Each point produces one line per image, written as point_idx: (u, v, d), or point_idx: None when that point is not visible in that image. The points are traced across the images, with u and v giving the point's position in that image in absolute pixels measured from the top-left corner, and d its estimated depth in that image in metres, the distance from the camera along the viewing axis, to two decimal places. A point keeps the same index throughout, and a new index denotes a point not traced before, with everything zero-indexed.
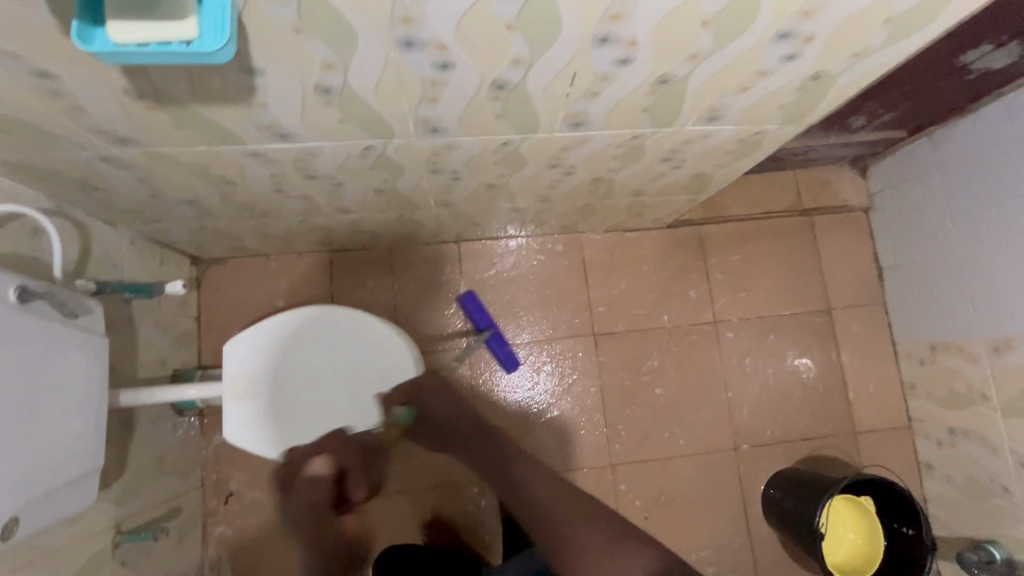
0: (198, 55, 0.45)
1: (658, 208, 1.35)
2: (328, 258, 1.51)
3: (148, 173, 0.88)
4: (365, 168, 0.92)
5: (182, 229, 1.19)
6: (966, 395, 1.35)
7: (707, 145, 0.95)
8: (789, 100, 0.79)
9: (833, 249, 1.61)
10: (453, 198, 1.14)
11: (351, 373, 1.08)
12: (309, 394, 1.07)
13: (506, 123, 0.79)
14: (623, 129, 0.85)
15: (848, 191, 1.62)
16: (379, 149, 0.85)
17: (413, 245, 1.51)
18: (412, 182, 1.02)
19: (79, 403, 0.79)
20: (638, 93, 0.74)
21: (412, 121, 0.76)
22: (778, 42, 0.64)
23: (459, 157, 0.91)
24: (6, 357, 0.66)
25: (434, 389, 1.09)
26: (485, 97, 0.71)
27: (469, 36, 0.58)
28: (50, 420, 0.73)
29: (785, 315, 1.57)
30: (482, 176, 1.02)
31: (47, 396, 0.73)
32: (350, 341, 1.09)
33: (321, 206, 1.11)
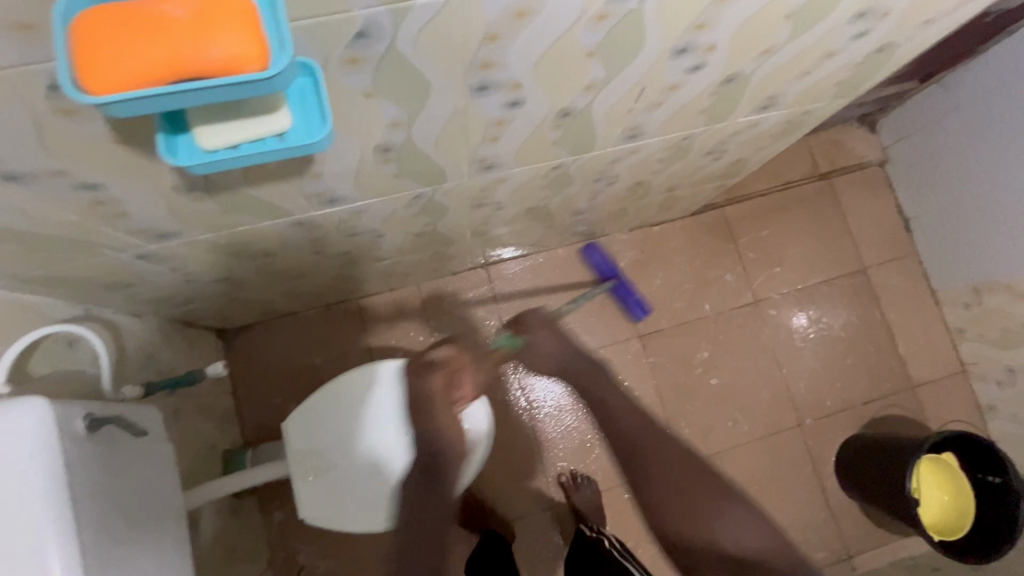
0: (293, 150, 0.41)
1: (689, 199, 1.32)
2: (357, 306, 1.44)
3: (184, 260, 0.82)
4: (411, 214, 0.87)
5: (211, 305, 1.13)
6: (1020, 332, 1.35)
7: (754, 132, 0.92)
8: (848, 75, 0.75)
9: (857, 209, 1.60)
10: (491, 227, 1.10)
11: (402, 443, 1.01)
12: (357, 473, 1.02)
13: (562, 148, 0.75)
14: (676, 133, 0.81)
15: (861, 149, 1.62)
16: (429, 195, 0.81)
17: (443, 277, 1.45)
18: (455, 219, 0.97)
19: (164, 520, 0.74)
20: (702, 97, 0.70)
21: (468, 163, 0.71)
22: (855, 22, 0.61)
23: (507, 188, 0.87)
24: (88, 496, 0.60)
25: (545, 327, 1.04)
26: (548, 126, 0.67)
27: (547, 69, 0.54)
28: (143, 546, 0.68)
29: (822, 283, 1.55)
30: (525, 201, 0.98)
31: (133, 525, 0.67)
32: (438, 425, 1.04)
33: (357, 258, 1.06)
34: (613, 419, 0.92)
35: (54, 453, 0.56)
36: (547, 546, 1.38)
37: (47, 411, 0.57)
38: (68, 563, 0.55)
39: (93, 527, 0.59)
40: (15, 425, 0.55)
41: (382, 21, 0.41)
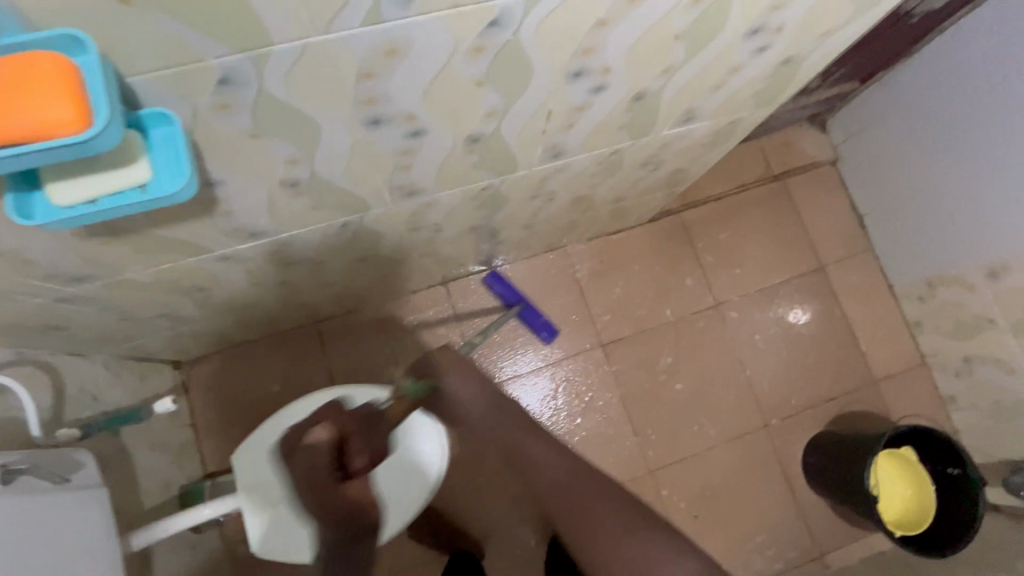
0: (157, 202, 0.41)
1: (639, 208, 1.33)
2: (317, 330, 1.44)
3: (112, 300, 0.81)
4: (345, 241, 0.87)
5: (159, 340, 1.12)
6: (973, 322, 1.36)
7: (685, 143, 0.93)
8: (762, 86, 0.76)
9: (812, 207, 1.62)
10: (437, 247, 1.10)
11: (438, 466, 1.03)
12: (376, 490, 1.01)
13: (483, 171, 0.75)
14: (600, 149, 0.82)
15: (813, 149, 1.64)
16: (357, 223, 0.80)
17: (402, 297, 1.45)
18: (395, 243, 0.97)
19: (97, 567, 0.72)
20: (615, 115, 0.71)
21: (387, 190, 0.72)
22: (750, 38, 0.62)
23: (440, 210, 0.87)
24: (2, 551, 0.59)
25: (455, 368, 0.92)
26: (460, 152, 0.67)
27: (439, 99, 0.54)
28: None
29: (781, 283, 1.57)
30: (465, 221, 0.98)
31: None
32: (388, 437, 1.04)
33: (303, 285, 1.05)
34: (540, 471, 0.81)
35: None
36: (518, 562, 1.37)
37: None
38: None
39: None
40: None
41: (245, 68, 0.42)
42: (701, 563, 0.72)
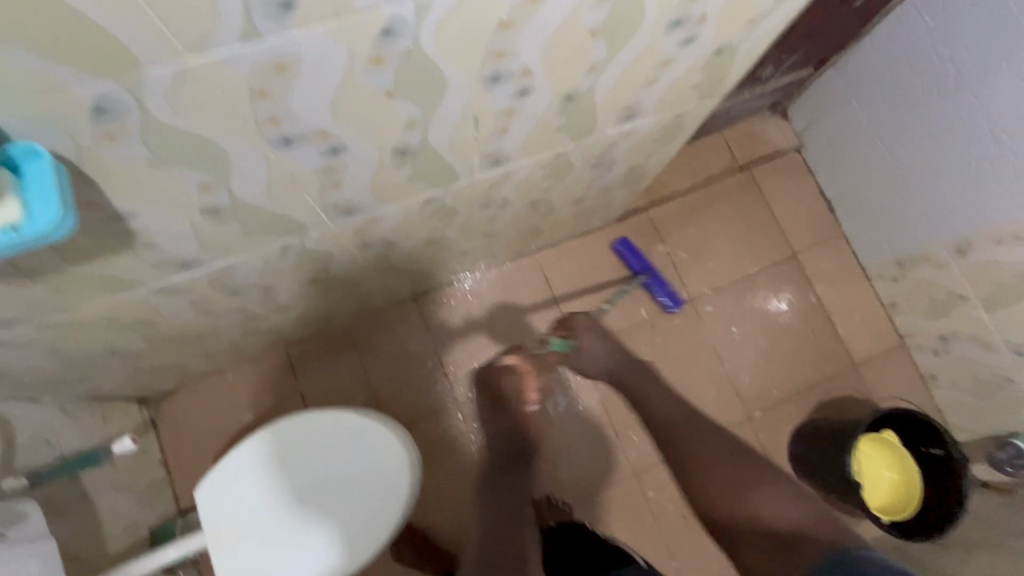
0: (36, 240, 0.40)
1: (603, 208, 1.32)
2: (287, 355, 1.41)
3: (50, 342, 0.78)
4: (292, 264, 0.85)
5: (116, 378, 1.09)
6: (946, 300, 1.36)
7: (632, 141, 0.92)
8: (699, 77, 0.75)
9: (780, 196, 1.62)
10: (396, 262, 1.08)
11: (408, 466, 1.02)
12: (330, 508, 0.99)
13: (421, 183, 0.74)
14: (542, 153, 0.81)
15: (776, 137, 1.64)
16: (299, 245, 0.78)
17: (372, 314, 1.43)
18: (347, 262, 0.95)
19: None
20: (548, 118, 0.70)
21: (322, 210, 0.70)
22: (673, 30, 0.61)
23: (387, 226, 0.85)
24: None
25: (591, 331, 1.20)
26: (389, 167, 0.66)
27: (349, 111, 0.52)
28: None
29: (754, 273, 1.56)
30: (418, 235, 0.96)
31: None
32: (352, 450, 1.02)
33: (259, 311, 1.03)
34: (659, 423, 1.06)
35: None
36: None
37: None
38: None
39: None
40: None
41: (120, 95, 0.40)
42: (794, 488, 0.90)
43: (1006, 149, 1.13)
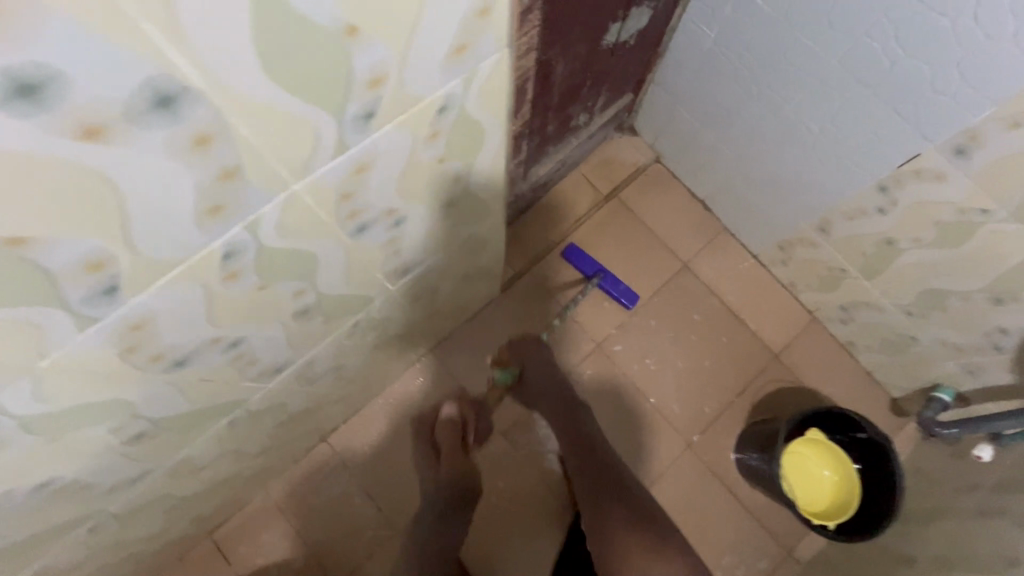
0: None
1: (472, 300, 1.28)
2: (213, 542, 1.33)
3: None
4: (124, 522, 0.80)
5: None
6: (831, 274, 1.34)
7: (434, 272, 0.89)
8: (446, 223, 0.72)
9: (655, 210, 1.60)
10: (260, 448, 1.03)
11: None
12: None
13: (203, 425, 0.70)
14: (329, 336, 0.77)
15: (633, 155, 1.62)
16: (109, 516, 0.74)
17: (286, 472, 1.37)
18: (197, 481, 0.90)
19: None
20: (296, 330, 0.66)
21: (97, 498, 0.66)
22: (365, 232, 0.58)
23: (206, 451, 0.80)
24: None
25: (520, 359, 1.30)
26: (139, 447, 0.62)
27: (30, 460, 0.48)
28: None
29: (652, 297, 1.54)
30: (260, 429, 0.92)
31: None
32: None
33: (135, 550, 0.98)
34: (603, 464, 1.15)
35: None
36: None
37: None
38: None
39: None
40: None
41: None
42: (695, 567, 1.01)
43: (807, 141, 1.13)
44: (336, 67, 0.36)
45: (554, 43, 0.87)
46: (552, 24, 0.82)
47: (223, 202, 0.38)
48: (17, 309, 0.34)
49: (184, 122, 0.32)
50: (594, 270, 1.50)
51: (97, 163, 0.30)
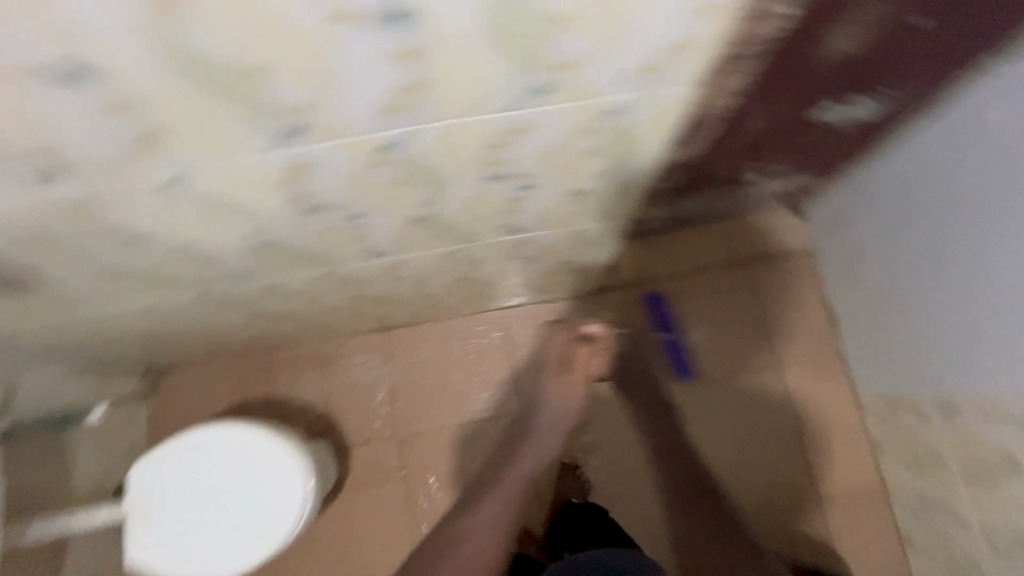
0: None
1: (560, 284, 1.32)
2: (265, 359, 1.54)
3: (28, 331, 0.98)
4: (218, 303, 0.98)
5: (107, 356, 1.28)
6: (927, 457, 1.20)
7: (539, 242, 0.94)
8: (569, 207, 0.77)
9: (778, 297, 1.50)
10: (335, 307, 1.18)
11: (298, 497, 1.16)
12: (250, 465, 1.17)
13: (306, 264, 0.83)
14: (428, 249, 0.86)
15: (786, 235, 1.52)
16: (213, 292, 0.90)
17: (342, 338, 1.53)
18: (280, 304, 1.07)
19: None
20: (405, 230, 0.76)
21: (212, 274, 0.81)
22: (498, 181, 0.65)
23: (296, 285, 0.95)
24: None
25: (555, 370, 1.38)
26: (258, 253, 0.75)
27: (195, 211, 0.62)
28: None
29: (727, 376, 1.47)
30: (341, 292, 1.05)
31: None
32: (267, 478, 1.17)
33: (216, 328, 1.18)
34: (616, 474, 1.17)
35: None
36: None
37: None
38: None
39: None
40: None
41: None
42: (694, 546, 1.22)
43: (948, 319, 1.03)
44: (541, 35, 0.46)
45: (759, 100, 0.86)
46: (765, 82, 0.81)
47: (402, 105, 0.51)
48: (237, 112, 0.48)
49: (410, 38, 0.44)
50: (670, 327, 1.49)
51: (322, 38, 0.43)
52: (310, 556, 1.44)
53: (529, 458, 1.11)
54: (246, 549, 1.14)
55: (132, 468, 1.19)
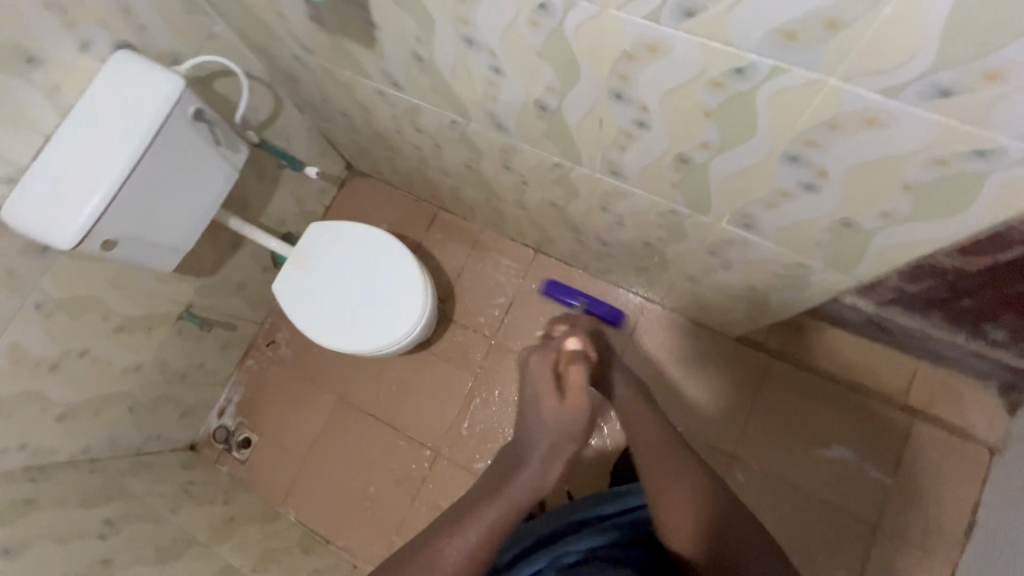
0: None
1: (721, 309, 1.27)
2: (434, 212, 1.68)
3: (319, 78, 1.16)
4: (456, 140, 1.08)
5: (340, 134, 1.49)
6: None
7: (753, 254, 0.90)
8: (824, 233, 0.72)
9: (923, 468, 1.31)
10: (526, 203, 1.24)
11: (412, 327, 1.27)
12: (387, 290, 1.29)
13: (554, 145, 0.88)
14: (656, 196, 0.87)
15: (977, 418, 1.31)
16: (464, 127, 1.00)
17: (501, 235, 1.62)
18: (493, 171, 1.15)
19: (195, 211, 1.11)
20: (660, 165, 0.77)
21: (482, 109, 0.89)
22: (792, 164, 0.62)
23: (524, 161, 1.01)
24: (158, 151, 0.96)
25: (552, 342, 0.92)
26: (533, 112, 0.81)
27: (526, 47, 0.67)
28: (162, 202, 1.02)
29: (815, 500, 1.34)
30: (546, 192, 1.11)
31: (164, 187, 1.01)
32: (402, 298, 1.28)
33: (430, 161, 1.31)
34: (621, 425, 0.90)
35: (162, 109, 0.94)
36: (413, 474, 1.52)
37: (179, 91, 0.95)
38: (117, 171, 0.91)
39: (148, 167, 0.96)
40: (161, 84, 0.94)
41: None
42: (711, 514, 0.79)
43: None
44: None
45: None
46: None
47: (799, 36, 0.46)
48: None
49: None
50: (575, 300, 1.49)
51: None
52: (371, 381, 1.60)
53: (519, 490, 0.76)
54: (355, 339, 1.27)
55: (311, 225, 1.35)
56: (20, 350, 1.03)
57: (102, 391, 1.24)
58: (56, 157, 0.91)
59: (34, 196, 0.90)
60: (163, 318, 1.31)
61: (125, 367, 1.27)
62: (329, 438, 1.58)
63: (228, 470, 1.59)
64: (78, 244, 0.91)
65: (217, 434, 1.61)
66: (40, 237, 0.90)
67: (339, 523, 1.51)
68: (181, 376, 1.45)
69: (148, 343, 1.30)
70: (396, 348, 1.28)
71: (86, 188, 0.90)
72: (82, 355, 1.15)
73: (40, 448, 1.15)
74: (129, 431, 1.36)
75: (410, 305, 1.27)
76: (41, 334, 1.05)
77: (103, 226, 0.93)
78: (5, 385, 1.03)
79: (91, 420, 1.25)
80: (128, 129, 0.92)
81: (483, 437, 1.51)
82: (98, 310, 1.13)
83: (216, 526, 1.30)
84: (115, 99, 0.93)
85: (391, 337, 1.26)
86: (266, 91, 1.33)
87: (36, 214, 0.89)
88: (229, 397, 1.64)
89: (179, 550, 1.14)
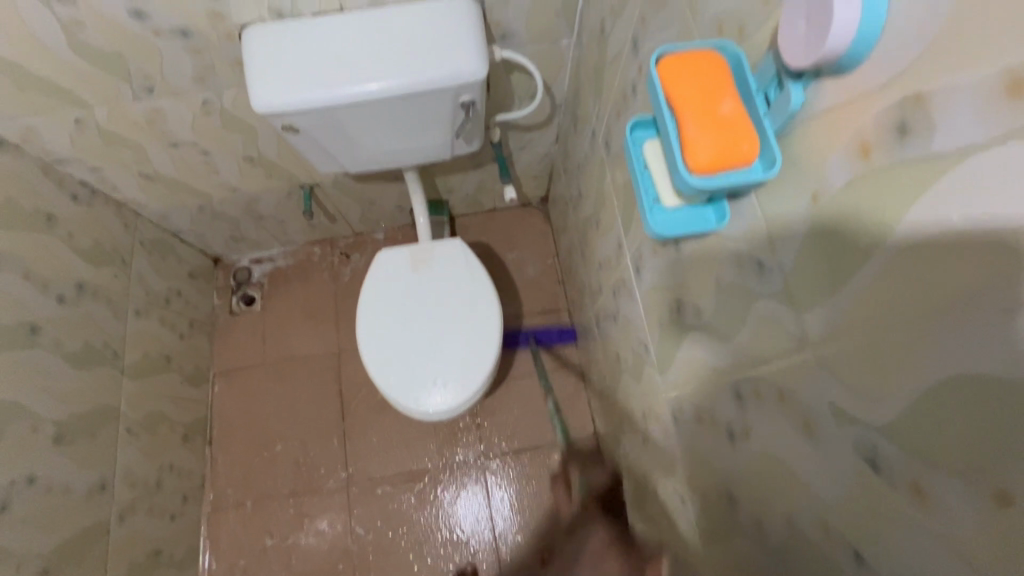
0: (676, 231, 0.48)
1: None
2: (560, 308, 1.51)
3: (593, 160, 0.99)
4: (632, 346, 0.89)
5: (563, 186, 1.33)
6: None
7: None
8: None
9: None
10: (624, 434, 1.04)
11: (428, 411, 1.09)
12: (447, 359, 1.11)
13: (698, 504, 0.67)
14: None
15: None
16: (648, 359, 0.80)
17: (583, 392, 1.42)
18: (630, 392, 0.95)
19: (384, 153, 0.99)
20: None
21: (678, 394, 0.69)
22: None
23: (660, 444, 0.80)
24: (403, 102, 0.83)
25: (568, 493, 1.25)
26: (716, 479, 0.60)
27: (778, 489, 0.47)
28: (365, 131, 0.91)
29: None
30: (648, 469, 0.89)
31: (378, 125, 0.89)
32: (447, 378, 1.10)
33: (596, 302, 1.12)
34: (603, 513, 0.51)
35: (443, 81, 0.81)
36: (313, 473, 1.39)
37: (473, 79, 0.81)
38: (355, 92, 0.80)
39: (381, 106, 0.84)
40: (465, 62, 0.80)
41: (765, 268, 0.44)
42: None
43: None
44: None
45: None
46: None
47: None
48: None
49: None
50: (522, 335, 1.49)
51: None
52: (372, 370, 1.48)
53: None
54: (381, 362, 1.12)
55: (459, 238, 1.21)
56: (159, 115, 0.97)
57: (192, 183, 1.19)
58: (328, 33, 0.81)
59: (278, 44, 0.80)
60: (289, 177, 1.23)
61: (226, 183, 1.21)
62: (297, 369, 1.48)
63: (216, 305, 1.54)
64: (265, 113, 0.81)
65: (239, 271, 1.56)
66: (246, 79, 0.80)
67: (230, 437, 1.42)
68: (257, 218, 1.39)
69: (259, 182, 1.23)
70: (399, 408, 1.11)
71: (318, 81, 0.79)
72: (202, 153, 1.09)
73: (109, 180, 1.12)
74: (182, 219, 1.32)
75: (448, 393, 1.09)
76: (186, 119, 0.99)
77: (300, 115, 0.82)
78: (123, 126, 0.98)
79: (163, 192, 1.20)
80: (401, 70, 0.80)
81: (389, 513, 1.36)
82: (246, 138, 1.06)
83: (150, 357, 1.24)
84: (421, 37, 0.81)
85: (404, 397, 1.10)
86: (549, 108, 1.18)
87: (263, 59, 0.80)
88: (277, 255, 1.58)
89: (96, 361, 1.08)
